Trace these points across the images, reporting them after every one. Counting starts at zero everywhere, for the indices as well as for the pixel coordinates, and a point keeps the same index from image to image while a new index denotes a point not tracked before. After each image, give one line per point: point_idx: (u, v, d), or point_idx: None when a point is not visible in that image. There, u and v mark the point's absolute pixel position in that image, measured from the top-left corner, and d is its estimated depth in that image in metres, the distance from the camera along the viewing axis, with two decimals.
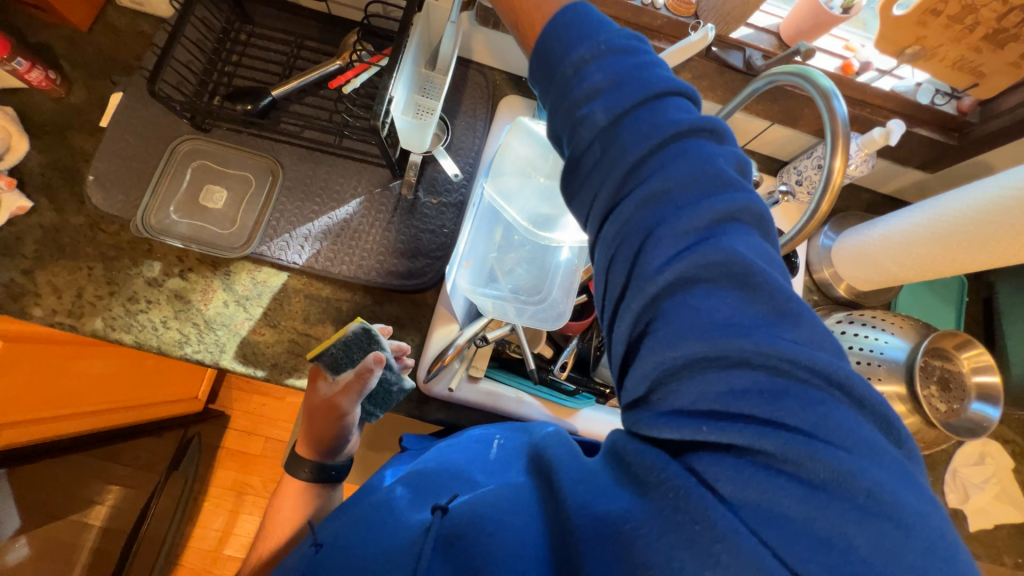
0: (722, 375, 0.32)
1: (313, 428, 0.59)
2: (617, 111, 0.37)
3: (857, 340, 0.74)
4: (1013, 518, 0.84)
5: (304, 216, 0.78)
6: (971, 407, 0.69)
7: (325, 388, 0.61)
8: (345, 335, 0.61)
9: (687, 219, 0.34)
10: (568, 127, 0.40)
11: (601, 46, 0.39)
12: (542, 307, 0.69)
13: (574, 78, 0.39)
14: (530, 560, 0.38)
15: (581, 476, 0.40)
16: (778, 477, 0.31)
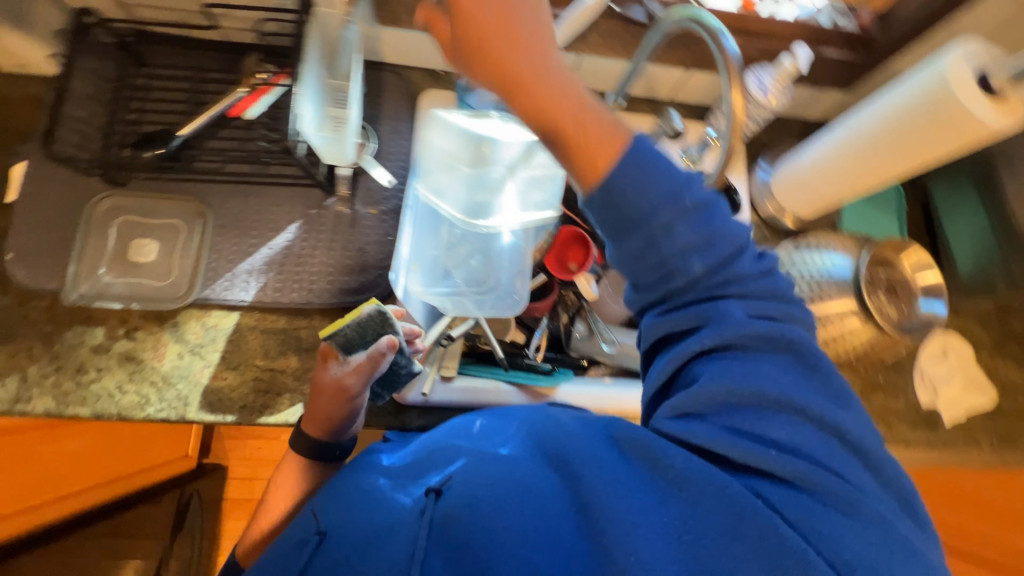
0: (778, 419, 0.44)
1: (320, 407, 0.61)
2: (713, 264, 0.44)
3: (806, 267, 0.76)
4: (983, 403, 0.89)
5: (243, 252, 0.76)
6: (921, 307, 0.72)
7: (336, 369, 0.60)
8: (359, 318, 0.59)
9: (755, 312, 0.45)
10: (642, 254, 0.44)
11: (687, 204, 0.43)
12: (497, 293, 0.70)
13: (661, 226, 0.43)
14: (529, 534, 0.46)
15: (599, 452, 0.49)
16: (805, 472, 0.43)
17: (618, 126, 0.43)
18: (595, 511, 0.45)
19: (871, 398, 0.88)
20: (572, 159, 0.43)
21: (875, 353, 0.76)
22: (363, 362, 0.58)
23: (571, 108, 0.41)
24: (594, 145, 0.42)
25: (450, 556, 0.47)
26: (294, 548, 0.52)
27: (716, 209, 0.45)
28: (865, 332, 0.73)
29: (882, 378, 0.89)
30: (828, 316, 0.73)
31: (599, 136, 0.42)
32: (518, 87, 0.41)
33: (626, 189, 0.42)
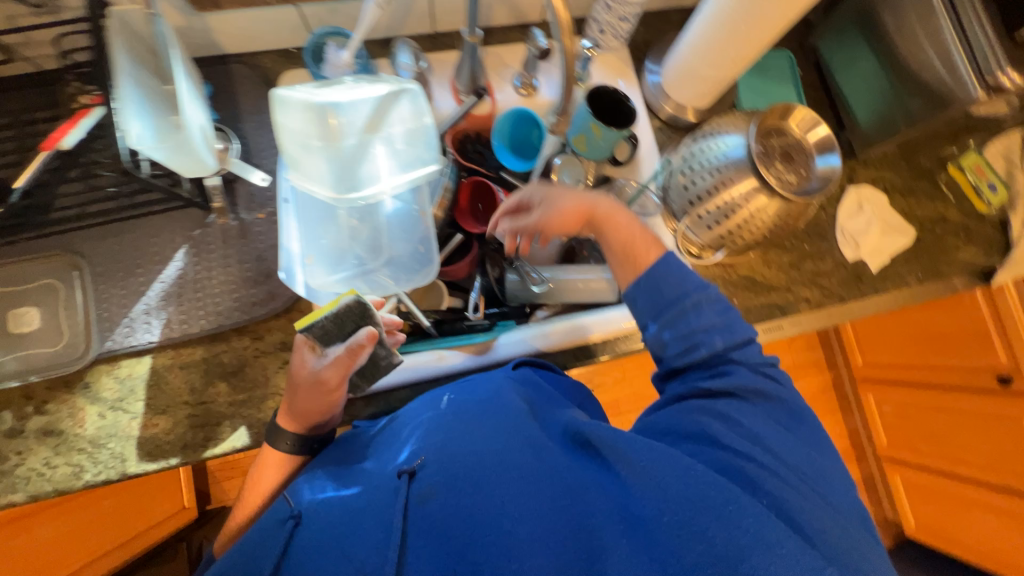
0: (768, 433, 0.53)
1: (301, 402, 0.59)
2: (730, 341, 0.57)
3: (705, 156, 0.77)
4: (901, 244, 0.93)
5: (134, 293, 0.72)
6: (817, 165, 0.73)
7: (313, 363, 0.59)
8: (336, 310, 0.59)
9: (766, 421, 0.54)
10: (673, 329, 0.58)
11: (708, 292, 0.59)
12: (402, 265, 0.70)
13: (691, 308, 0.58)
14: (518, 502, 0.50)
15: (575, 457, 0.56)
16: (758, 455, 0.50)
17: (654, 240, 0.64)
18: (576, 506, 0.50)
19: (802, 267, 0.90)
20: (625, 263, 0.63)
21: (789, 221, 0.77)
22: (341, 355, 0.57)
23: (629, 233, 0.64)
24: (641, 252, 0.63)
25: (430, 535, 0.49)
26: (269, 535, 0.55)
27: (732, 327, 0.58)
28: (769, 205, 0.73)
29: (807, 245, 0.91)
30: (733, 200, 0.74)
31: (642, 235, 0.64)
32: (586, 209, 0.66)
33: (669, 309, 0.59)
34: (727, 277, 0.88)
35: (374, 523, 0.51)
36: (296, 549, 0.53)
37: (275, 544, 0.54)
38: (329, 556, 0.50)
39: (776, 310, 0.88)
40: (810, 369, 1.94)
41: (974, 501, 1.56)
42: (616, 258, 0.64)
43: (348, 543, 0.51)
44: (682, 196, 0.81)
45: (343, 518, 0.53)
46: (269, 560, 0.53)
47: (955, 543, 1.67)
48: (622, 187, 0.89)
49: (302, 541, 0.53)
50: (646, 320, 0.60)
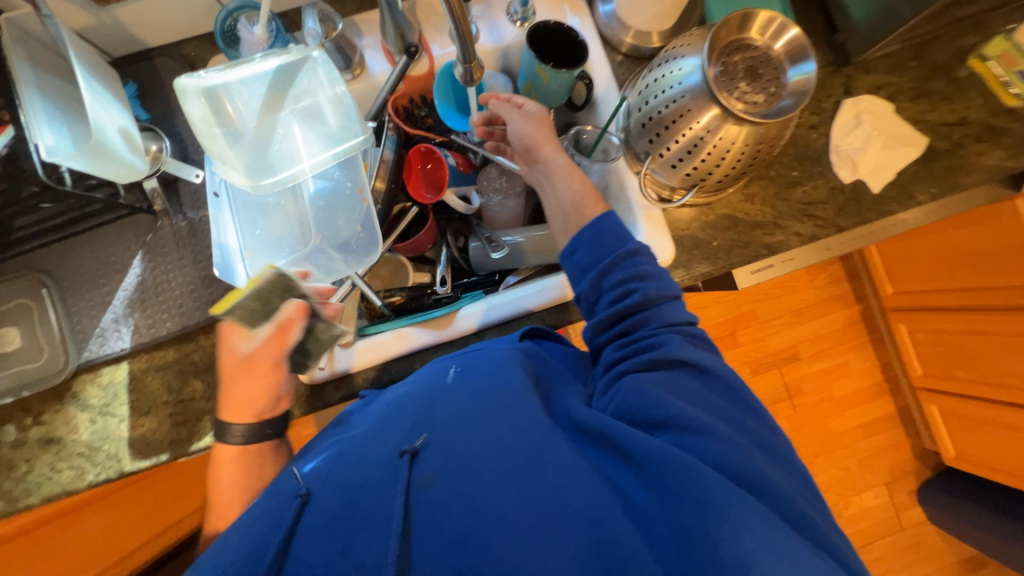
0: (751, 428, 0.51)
1: (233, 392, 0.58)
2: (663, 294, 0.56)
3: (662, 86, 0.69)
4: (908, 156, 0.83)
5: (101, 303, 0.73)
6: (789, 79, 0.64)
7: (246, 344, 0.57)
8: (254, 288, 0.54)
9: (747, 416, 0.52)
10: (608, 280, 0.56)
11: (633, 249, 0.58)
12: (341, 247, 0.67)
13: (624, 257, 0.57)
14: (521, 492, 0.49)
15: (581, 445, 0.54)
16: (744, 446, 0.48)
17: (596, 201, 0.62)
18: (580, 497, 0.48)
19: (790, 198, 0.82)
20: (576, 197, 0.62)
21: (763, 149, 0.68)
22: (275, 334, 0.55)
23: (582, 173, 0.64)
24: (593, 197, 0.62)
25: (431, 523, 0.49)
26: (268, 516, 0.50)
27: (664, 281, 0.57)
28: (738, 133, 0.65)
29: (797, 172, 0.82)
30: (695, 133, 0.67)
31: (575, 200, 0.62)
32: (542, 139, 0.65)
33: (604, 262, 0.56)
34: (703, 219, 0.80)
35: (378, 507, 0.50)
36: (304, 529, 0.49)
37: (281, 520, 0.49)
38: (338, 535, 0.48)
39: (762, 250, 0.80)
40: (833, 303, 1.83)
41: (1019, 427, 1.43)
42: (568, 191, 0.63)
43: (351, 527, 0.49)
44: (642, 135, 0.73)
45: (346, 498, 0.50)
46: (276, 537, 0.48)
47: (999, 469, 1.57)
48: (578, 134, 0.81)
49: (309, 523, 0.49)
50: (579, 274, 0.59)
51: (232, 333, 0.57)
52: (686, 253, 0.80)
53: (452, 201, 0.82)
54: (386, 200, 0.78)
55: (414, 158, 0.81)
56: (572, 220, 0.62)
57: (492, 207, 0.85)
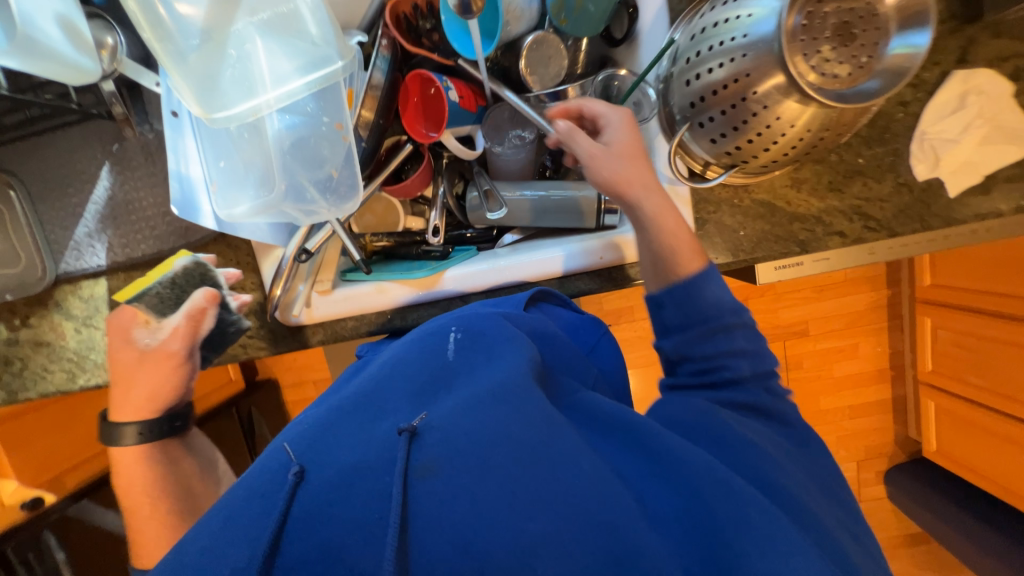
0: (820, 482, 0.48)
1: (139, 381, 0.61)
2: (762, 368, 0.53)
3: (723, 33, 0.54)
4: (1011, 156, 0.68)
5: (73, 213, 0.69)
6: (891, 50, 0.50)
7: (144, 335, 0.62)
8: (168, 275, 0.61)
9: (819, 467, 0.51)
10: (693, 349, 0.54)
11: (737, 318, 0.54)
12: (317, 189, 0.58)
13: (720, 330, 0.53)
14: (559, 507, 0.38)
15: (602, 444, 0.46)
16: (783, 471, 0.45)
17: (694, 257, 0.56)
18: (616, 506, 0.39)
19: (845, 190, 0.69)
20: (667, 251, 0.56)
21: (828, 136, 0.56)
22: (184, 322, 0.60)
23: (676, 218, 0.57)
24: (686, 250, 0.56)
25: (441, 526, 0.37)
26: (258, 498, 0.40)
27: (759, 357, 0.54)
28: (799, 113, 0.53)
29: (863, 160, 0.69)
30: (749, 104, 0.54)
31: (674, 247, 0.56)
32: (627, 181, 0.56)
33: (696, 329, 0.54)
34: (735, 202, 0.69)
35: (371, 493, 0.39)
36: (295, 513, 0.39)
37: (270, 505, 0.39)
38: (327, 525, 0.38)
39: (793, 246, 0.70)
40: (863, 284, 1.70)
41: (1013, 438, 1.44)
42: (659, 242, 0.56)
43: (338, 518, 0.38)
44: (681, 95, 0.60)
45: (333, 482, 0.40)
46: (268, 524, 0.38)
47: (974, 469, 1.60)
48: (609, 80, 0.68)
49: (301, 503, 0.39)
50: (662, 329, 0.57)
51: (130, 323, 0.61)
52: (705, 239, 0.70)
53: (451, 146, 0.70)
54: (374, 135, 0.68)
55: (411, 86, 0.69)
56: (662, 273, 0.57)
57: (497, 157, 0.76)
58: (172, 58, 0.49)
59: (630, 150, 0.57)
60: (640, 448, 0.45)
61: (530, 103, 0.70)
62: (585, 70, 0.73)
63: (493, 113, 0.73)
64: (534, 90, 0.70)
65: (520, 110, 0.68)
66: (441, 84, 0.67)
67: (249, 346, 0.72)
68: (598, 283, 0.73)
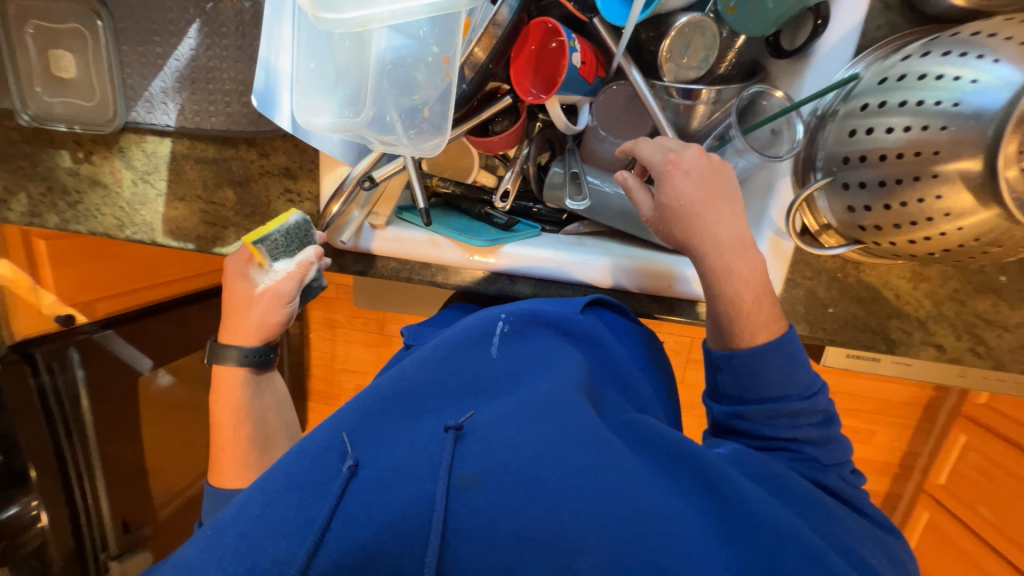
0: (879, 541, 0.47)
1: (244, 322, 0.62)
2: (827, 432, 0.53)
3: (921, 90, 0.45)
4: None
5: (153, 64, 0.66)
6: None
7: (258, 274, 0.60)
8: (285, 226, 0.59)
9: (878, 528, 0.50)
10: (750, 423, 0.53)
11: (818, 404, 0.53)
12: (399, 121, 0.53)
13: (784, 414, 0.52)
14: (599, 515, 0.39)
15: (649, 466, 0.45)
16: (822, 517, 0.44)
17: (777, 331, 0.53)
18: (659, 536, 0.38)
19: (967, 304, 0.60)
20: (731, 319, 0.54)
21: (995, 251, 0.48)
22: (294, 271, 0.60)
23: (742, 285, 0.52)
24: (759, 322, 0.53)
25: (482, 539, 0.38)
26: (315, 482, 0.41)
27: (826, 445, 0.53)
28: (968, 212, 0.44)
29: (1004, 279, 0.59)
30: (915, 185, 0.45)
31: (767, 317, 0.54)
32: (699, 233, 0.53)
33: (751, 406, 0.53)
34: (838, 276, 0.61)
35: (415, 490, 0.40)
36: (346, 505, 0.40)
37: (325, 495, 0.40)
38: (374, 518, 0.39)
39: (880, 342, 0.62)
40: None
41: None
42: (725, 307, 0.54)
43: (384, 514, 0.39)
44: (837, 143, 0.51)
45: (385, 475, 0.41)
46: (324, 507, 0.39)
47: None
48: (757, 96, 0.58)
49: (353, 499, 0.40)
50: (720, 395, 0.56)
51: (247, 262, 0.61)
52: (788, 304, 0.62)
53: (553, 111, 0.64)
54: (477, 79, 0.59)
55: (532, 33, 0.61)
56: (722, 336, 0.56)
57: (596, 139, 0.68)
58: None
59: (709, 192, 0.52)
60: (686, 477, 0.45)
61: (653, 90, 0.62)
62: (728, 72, 0.62)
63: (610, 91, 0.65)
64: (664, 79, 0.61)
65: (647, 99, 0.60)
66: (568, 42, 0.60)
67: None
68: (653, 308, 0.70)
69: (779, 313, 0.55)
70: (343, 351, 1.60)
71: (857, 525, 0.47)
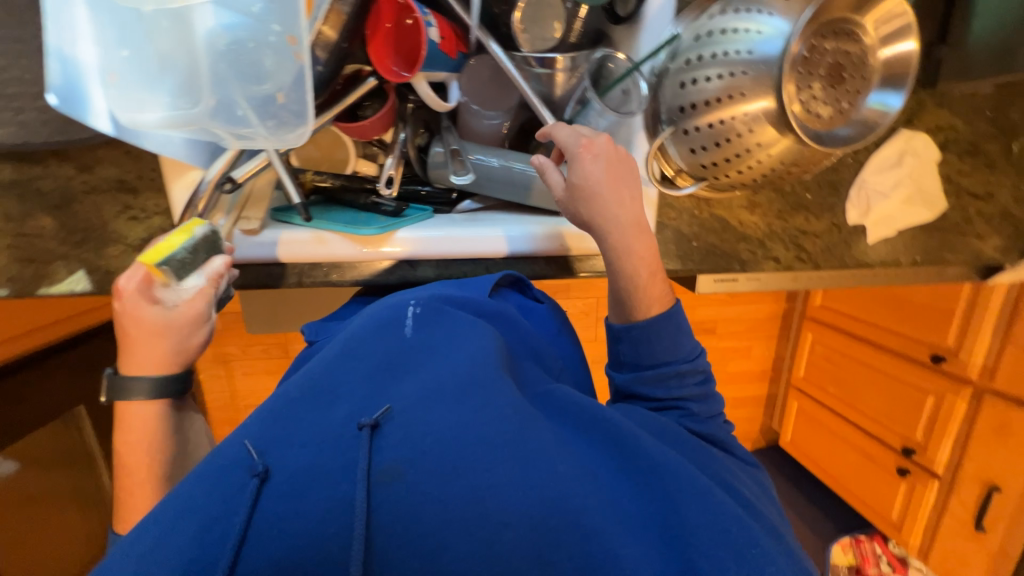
0: (752, 481, 0.54)
1: (157, 356, 0.53)
2: (708, 391, 0.59)
3: (726, 43, 0.53)
4: (921, 217, 0.77)
5: None
6: (868, 103, 0.53)
7: (164, 295, 0.52)
8: (192, 239, 0.52)
9: (752, 472, 0.56)
10: (644, 388, 0.59)
11: (699, 366, 0.59)
12: (252, 112, 0.49)
13: (670, 375, 0.58)
14: (522, 480, 0.40)
15: (568, 433, 0.48)
16: (712, 464, 0.50)
17: (664, 300, 0.60)
18: (576, 498, 0.41)
19: (789, 219, 0.74)
20: (630, 291, 0.60)
21: (794, 171, 0.59)
22: (209, 286, 0.53)
23: (639, 263, 0.59)
24: (652, 293, 0.60)
25: (407, 527, 0.37)
26: (222, 496, 0.38)
27: (707, 402, 0.59)
28: (775, 142, 0.55)
29: (809, 196, 0.74)
30: (733, 124, 0.55)
31: (659, 294, 0.60)
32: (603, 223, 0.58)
33: (647, 371, 0.58)
34: (694, 213, 0.71)
35: (330, 495, 0.38)
36: (258, 519, 0.37)
37: (237, 505, 0.37)
38: (292, 525, 0.36)
39: (735, 264, 0.73)
40: (768, 295, 1.87)
41: (859, 446, 1.72)
42: (623, 280, 0.59)
43: (302, 521, 0.37)
44: (673, 96, 0.59)
45: (301, 477, 0.39)
46: (234, 522, 0.36)
47: (822, 467, 1.87)
48: (604, 60, 0.64)
49: (267, 510, 0.37)
50: (621, 363, 0.61)
51: (146, 282, 0.51)
52: (660, 243, 0.71)
53: (421, 89, 0.63)
54: (333, 60, 0.57)
55: (384, 9, 0.59)
56: (623, 310, 0.61)
57: (471, 115, 0.70)
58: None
59: (612, 175, 0.57)
60: (599, 439, 0.48)
61: (515, 62, 0.65)
62: (578, 41, 0.67)
63: (472, 65, 0.67)
64: (522, 50, 0.65)
65: (507, 67, 0.62)
66: (422, 17, 0.59)
67: None
68: (550, 269, 0.73)
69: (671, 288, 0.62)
70: (245, 386, 1.43)
71: (732, 467, 0.53)
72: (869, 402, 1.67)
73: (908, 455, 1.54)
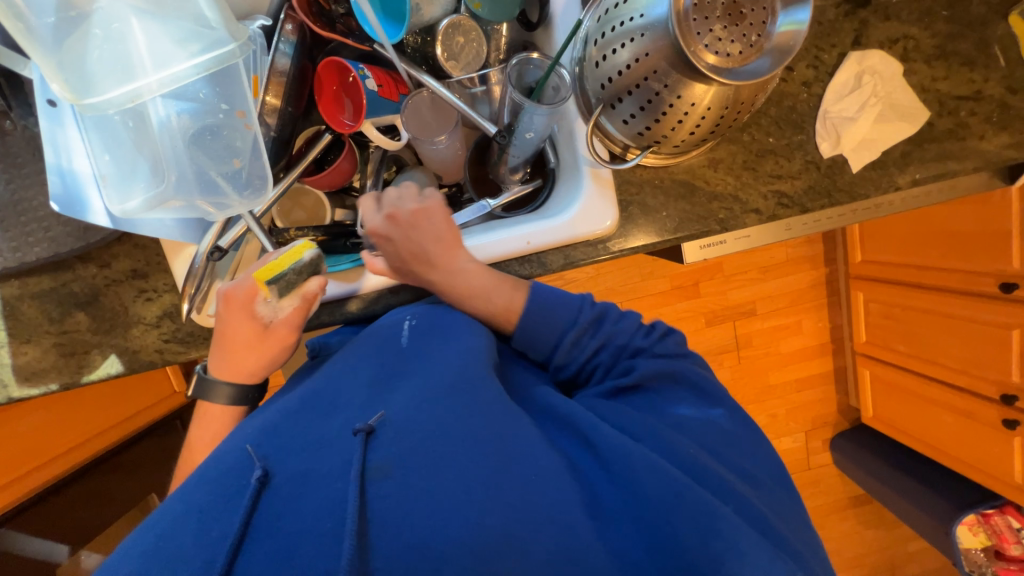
0: (764, 470, 0.51)
1: (242, 359, 0.58)
2: (603, 334, 0.58)
3: (621, 16, 0.57)
4: (905, 133, 0.72)
5: None
6: (778, 28, 0.53)
7: (264, 311, 0.58)
8: (300, 262, 0.57)
9: (734, 437, 0.52)
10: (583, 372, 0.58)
11: (584, 320, 0.58)
12: (221, 181, 0.56)
13: (569, 347, 0.57)
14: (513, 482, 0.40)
15: (552, 435, 0.49)
16: (696, 434, 0.50)
17: (511, 296, 0.58)
18: (560, 498, 0.41)
19: (757, 168, 0.72)
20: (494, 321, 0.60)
21: (730, 115, 0.59)
22: (301, 307, 0.59)
23: (476, 296, 0.58)
24: (509, 309, 0.58)
25: (404, 524, 0.38)
26: (222, 498, 0.39)
27: (618, 337, 0.58)
28: (705, 94, 0.55)
29: (772, 139, 0.72)
30: (650, 85, 0.56)
31: (505, 305, 0.58)
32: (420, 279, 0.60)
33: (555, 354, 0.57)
34: (656, 182, 0.70)
35: (327, 498, 0.39)
36: (259, 517, 0.38)
37: (236, 507, 0.39)
38: (289, 522, 0.38)
39: (713, 225, 0.71)
40: (802, 263, 1.75)
41: (951, 406, 1.51)
42: (480, 312, 0.59)
43: (298, 521, 0.38)
44: (594, 76, 0.62)
45: (298, 479, 0.40)
46: (233, 523, 0.38)
47: (918, 438, 1.65)
48: (523, 63, 0.66)
49: (268, 510, 0.38)
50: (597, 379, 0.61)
51: (250, 296, 0.57)
52: (634, 220, 0.70)
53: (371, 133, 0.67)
54: (284, 123, 0.65)
55: (327, 76, 0.67)
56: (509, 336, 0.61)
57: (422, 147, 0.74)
58: (30, 40, 0.46)
59: (412, 252, 0.60)
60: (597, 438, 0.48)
61: (450, 87, 0.70)
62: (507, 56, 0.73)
63: (409, 105, 0.69)
64: (453, 75, 0.70)
65: (442, 95, 0.66)
66: (357, 73, 0.65)
67: (166, 350, 0.69)
68: None
69: (584, 304, 0.58)
70: None
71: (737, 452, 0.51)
72: (949, 354, 1.48)
73: (1010, 403, 1.34)
